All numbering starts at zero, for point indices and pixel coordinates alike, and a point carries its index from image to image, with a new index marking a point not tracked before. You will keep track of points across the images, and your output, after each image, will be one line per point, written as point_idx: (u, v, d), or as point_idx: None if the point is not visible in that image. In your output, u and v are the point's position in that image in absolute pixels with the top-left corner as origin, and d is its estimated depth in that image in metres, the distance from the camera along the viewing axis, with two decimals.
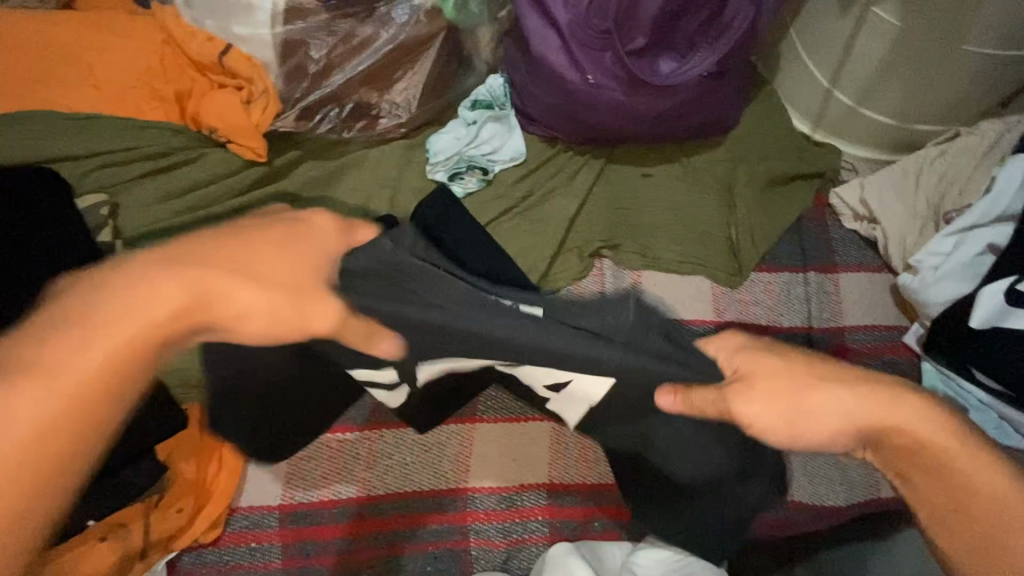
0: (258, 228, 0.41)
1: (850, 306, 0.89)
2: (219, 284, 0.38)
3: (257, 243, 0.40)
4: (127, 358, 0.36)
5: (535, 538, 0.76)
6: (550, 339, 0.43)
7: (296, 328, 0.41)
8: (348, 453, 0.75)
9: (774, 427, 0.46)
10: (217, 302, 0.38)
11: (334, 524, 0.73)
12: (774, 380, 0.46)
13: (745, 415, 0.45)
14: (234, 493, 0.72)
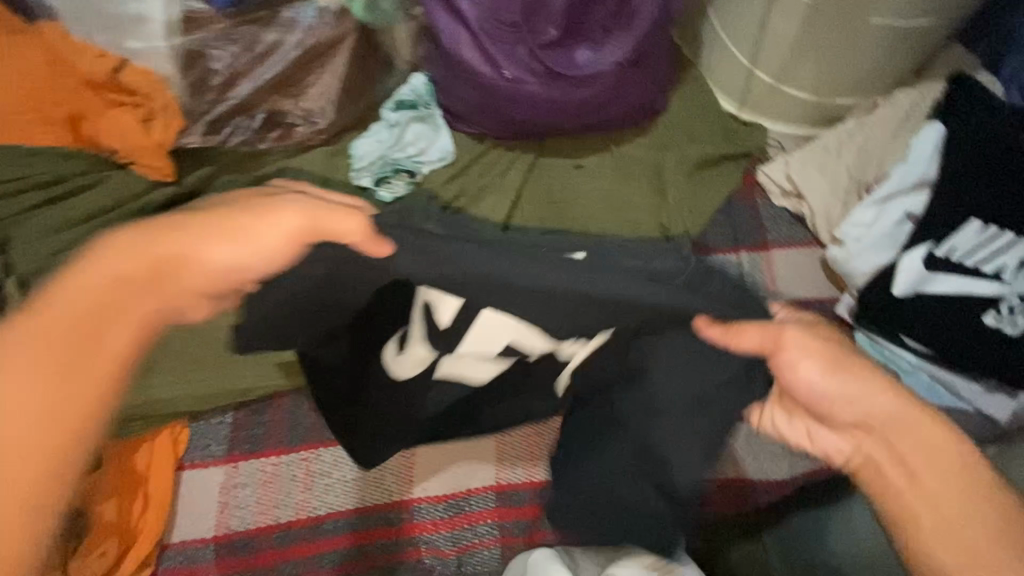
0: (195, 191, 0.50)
1: (783, 282, 0.90)
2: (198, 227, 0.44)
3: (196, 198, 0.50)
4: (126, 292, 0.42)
5: (486, 542, 0.76)
6: (575, 274, 0.46)
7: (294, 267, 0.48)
8: (284, 476, 0.73)
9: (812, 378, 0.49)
10: (202, 250, 0.44)
11: (276, 549, 0.71)
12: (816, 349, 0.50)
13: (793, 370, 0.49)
14: (165, 529, 0.69)
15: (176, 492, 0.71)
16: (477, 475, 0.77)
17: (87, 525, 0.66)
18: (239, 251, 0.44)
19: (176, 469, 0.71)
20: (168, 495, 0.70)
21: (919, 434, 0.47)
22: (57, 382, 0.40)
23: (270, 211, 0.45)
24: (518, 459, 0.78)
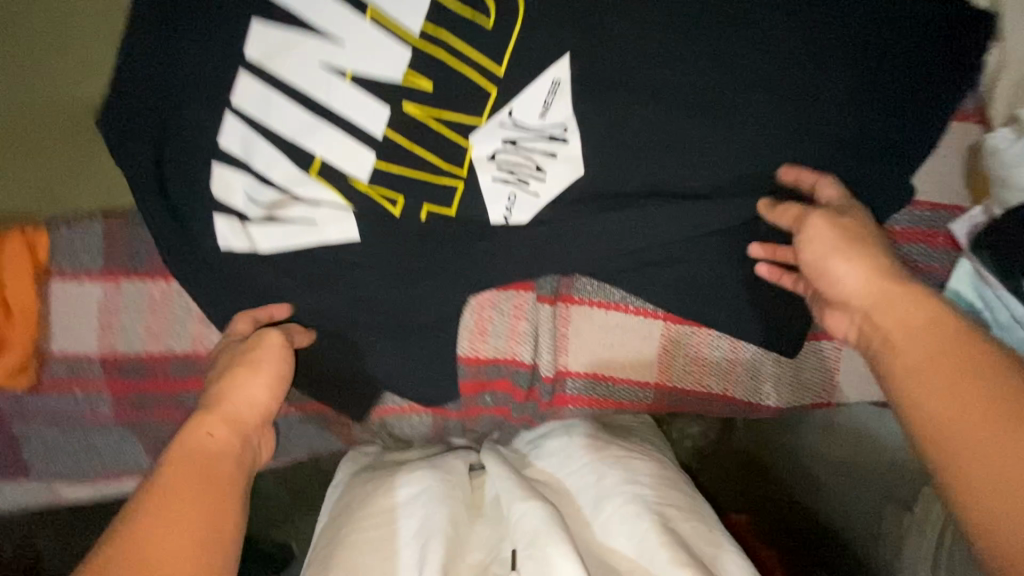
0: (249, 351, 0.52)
1: (924, 170, 0.62)
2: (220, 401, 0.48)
3: (246, 369, 0.51)
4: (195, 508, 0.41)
5: (419, 410, 0.67)
6: (560, 114, 0.57)
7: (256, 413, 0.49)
8: (175, 305, 0.58)
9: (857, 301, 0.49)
10: (227, 400, 0.48)
11: (171, 378, 0.60)
12: (833, 236, 0.51)
13: (838, 275, 0.50)
14: (44, 335, 0.57)
15: (45, 305, 0.56)
16: (419, 346, 0.61)
17: None
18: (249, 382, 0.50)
19: (43, 279, 0.56)
20: (37, 306, 0.56)
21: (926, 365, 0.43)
22: (205, 518, 0.41)
23: (236, 381, 0.50)
24: (462, 329, 0.65)
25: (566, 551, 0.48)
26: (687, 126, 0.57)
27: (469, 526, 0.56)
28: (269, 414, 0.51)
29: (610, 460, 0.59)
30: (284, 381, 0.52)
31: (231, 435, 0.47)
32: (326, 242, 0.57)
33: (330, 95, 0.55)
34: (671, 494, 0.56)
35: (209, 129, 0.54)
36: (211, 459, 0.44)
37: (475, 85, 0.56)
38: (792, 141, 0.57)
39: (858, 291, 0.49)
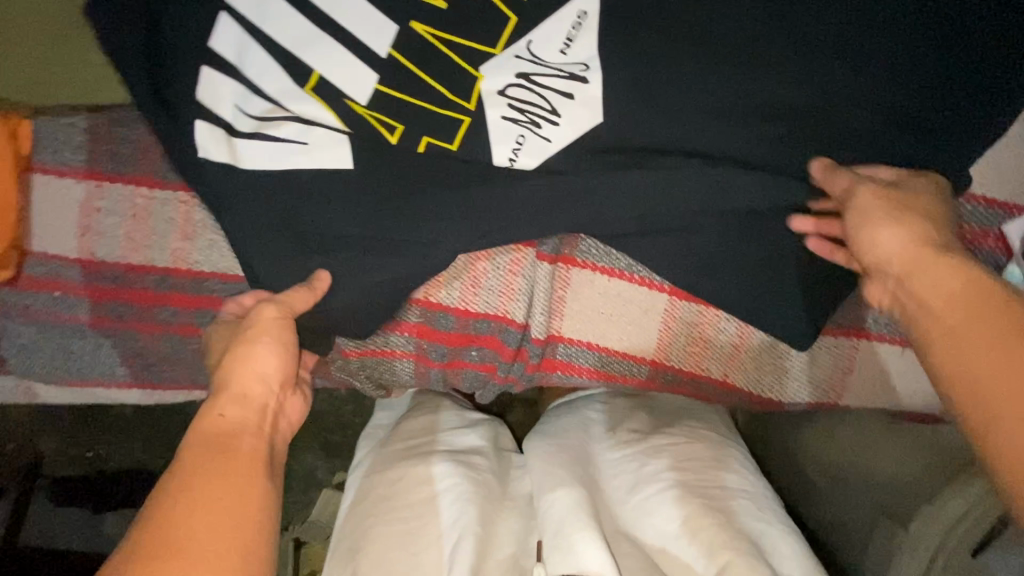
0: (253, 323, 0.51)
1: (986, 161, 0.55)
2: (233, 371, 0.48)
3: (253, 342, 0.50)
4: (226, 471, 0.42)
5: (400, 355, 0.64)
6: (581, 50, 0.51)
7: (268, 379, 0.50)
8: (158, 215, 0.56)
9: (892, 265, 0.45)
10: (236, 372, 0.49)
11: (151, 292, 0.58)
12: (884, 201, 0.48)
13: (874, 239, 0.46)
14: (25, 232, 0.56)
15: (27, 199, 0.55)
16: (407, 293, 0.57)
17: None
18: (259, 355, 0.50)
19: (23, 171, 0.54)
20: (17, 201, 0.54)
21: (971, 336, 0.37)
22: (233, 498, 0.41)
23: (245, 354, 0.49)
24: (454, 278, 0.61)
25: (590, 534, 0.49)
26: (725, 81, 0.51)
27: (499, 517, 0.56)
28: (283, 383, 0.51)
29: (650, 447, 0.59)
30: (290, 349, 0.52)
31: (249, 411, 0.47)
32: (318, 165, 0.53)
33: (333, 5, 0.50)
34: (716, 475, 0.56)
35: (200, 29, 0.50)
36: (235, 430, 0.45)
37: (493, 9, 0.51)
38: (837, 110, 0.52)
39: (897, 250, 0.45)
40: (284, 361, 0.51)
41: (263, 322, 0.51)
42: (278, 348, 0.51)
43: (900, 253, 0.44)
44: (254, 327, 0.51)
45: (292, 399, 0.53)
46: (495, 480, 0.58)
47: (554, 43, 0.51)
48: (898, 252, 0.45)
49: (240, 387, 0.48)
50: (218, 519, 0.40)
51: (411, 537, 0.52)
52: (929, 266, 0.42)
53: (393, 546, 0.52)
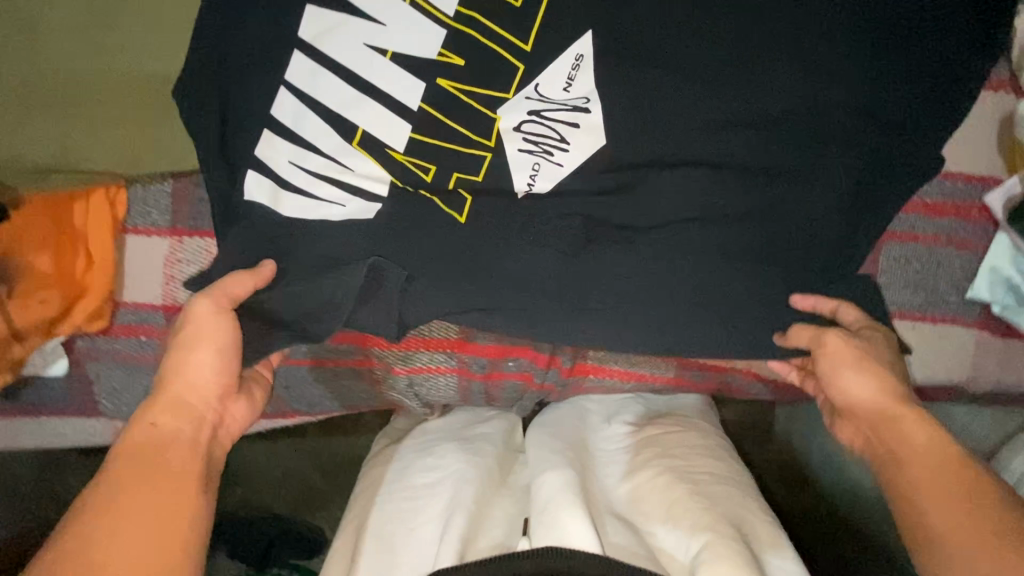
0: (197, 322, 0.53)
1: (953, 142, 0.62)
2: (171, 372, 0.51)
3: (199, 344, 0.52)
4: (158, 478, 0.45)
5: (442, 369, 0.70)
6: (582, 86, 0.60)
7: (207, 382, 0.52)
8: None
9: (860, 411, 0.52)
10: (178, 372, 0.51)
11: None
12: (850, 351, 0.54)
13: (843, 387, 0.53)
14: (118, 285, 0.64)
15: (121, 255, 0.64)
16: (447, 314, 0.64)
17: (20, 272, 0.60)
18: (202, 357, 0.52)
19: (119, 233, 0.64)
20: (114, 258, 0.63)
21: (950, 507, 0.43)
22: (161, 519, 0.44)
23: (185, 355, 0.52)
24: None
25: (579, 514, 0.51)
26: (708, 103, 0.59)
27: (491, 500, 0.59)
28: (225, 385, 0.53)
29: (645, 438, 0.65)
30: (228, 350, 0.54)
31: (182, 426, 0.49)
32: (351, 216, 0.61)
33: (372, 73, 0.60)
34: (702, 462, 0.61)
35: (264, 101, 0.60)
36: (170, 435, 0.49)
37: (505, 61, 0.60)
38: (811, 114, 0.59)
39: (867, 394, 0.52)
40: (228, 365, 0.54)
41: (203, 321, 0.53)
42: (218, 351, 0.53)
43: (873, 403, 0.51)
44: (198, 329, 0.53)
45: (235, 406, 0.55)
46: (496, 469, 0.62)
47: (558, 82, 0.60)
48: (864, 399, 0.52)
49: (175, 391, 0.51)
50: (122, 552, 0.41)
51: (414, 514, 0.57)
52: (902, 427, 0.49)
53: (394, 524, 0.57)
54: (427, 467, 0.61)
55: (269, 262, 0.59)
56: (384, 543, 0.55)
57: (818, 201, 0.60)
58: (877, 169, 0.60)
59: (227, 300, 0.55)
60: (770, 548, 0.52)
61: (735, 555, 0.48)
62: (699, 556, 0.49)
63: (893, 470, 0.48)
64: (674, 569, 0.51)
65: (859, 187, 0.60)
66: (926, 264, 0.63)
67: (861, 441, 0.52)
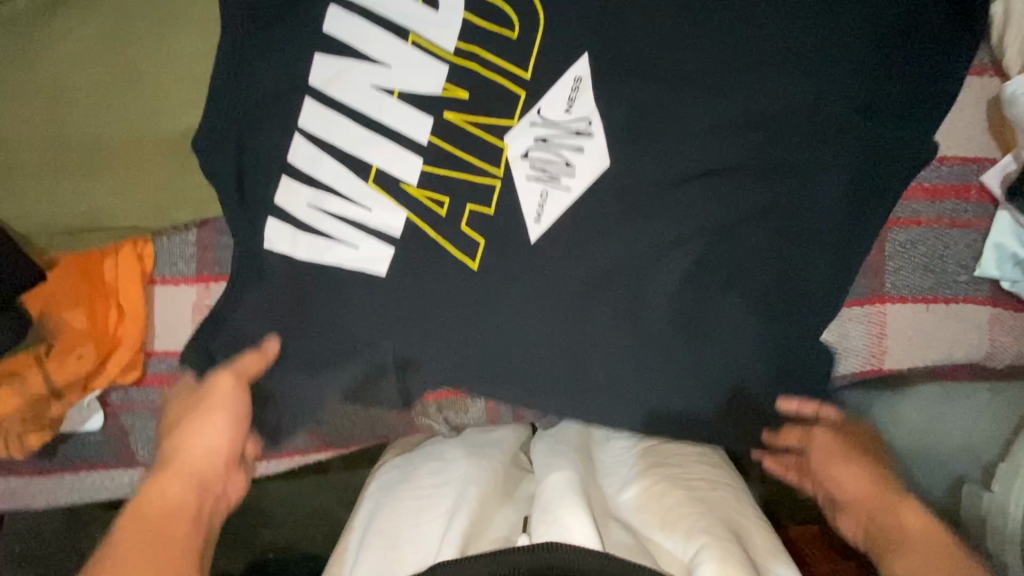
0: (212, 395, 0.57)
1: (945, 128, 0.64)
2: (180, 439, 0.54)
3: (210, 413, 0.56)
4: (154, 542, 0.46)
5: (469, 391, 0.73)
6: (583, 107, 0.62)
7: (211, 453, 0.54)
8: None
9: (855, 498, 0.55)
10: (186, 440, 0.54)
11: None
12: (835, 447, 0.60)
13: (834, 478, 0.57)
14: (147, 336, 0.66)
15: (149, 306, 0.66)
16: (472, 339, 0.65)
17: (55, 332, 0.62)
18: (213, 424, 0.55)
19: (146, 284, 0.66)
20: (144, 310, 0.65)
21: None
22: None
23: (198, 423, 0.55)
24: None
25: (577, 510, 0.52)
26: (704, 114, 0.62)
27: (497, 507, 0.58)
28: (231, 455, 0.56)
29: (647, 450, 0.67)
30: (240, 420, 0.57)
31: (185, 493, 0.51)
32: (362, 269, 0.63)
33: (381, 113, 0.62)
34: (699, 469, 0.63)
35: (281, 148, 0.62)
36: (167, 505, 0.49)
37: (507, 90, 0.62)
38: (806, 116, 0.61)
39: (859, 482, 0.55)
40: (236, 436, 0.56)
41: (218, 393, 0.57)
42: (229, 422, 0.56)
43: (863, 488, 0.55)
44: (213, 401, 0.57)
45: (236, 479, 0.57)
46: (500, 483, 0.62)
47: (558, 105, 0.62)
48: (857, 489, 0.55)
49: (178, 458, 0.53)
50: None
51: (422, 513, 0.60)
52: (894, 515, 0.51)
53: (405, 530, 0.58)
54: (436, 487, 0.63)
55: (273, 339, 0.64)
56: (391, 543, 0.57)
57: (816, 199, 0.63)
58: (871, 163, 0.62)
59: (241, 375, 0.59)
60: (773, 562, 0.52)
61: (731, 553, 0.48)
62: (696, 553, 0.49)
63: (892, 558, 0.48)
64: (674, 569, 0.50)
65: (854, 182, 0.62)
66: (930, 247, 0.65)
67: (862, 535, 0.54)
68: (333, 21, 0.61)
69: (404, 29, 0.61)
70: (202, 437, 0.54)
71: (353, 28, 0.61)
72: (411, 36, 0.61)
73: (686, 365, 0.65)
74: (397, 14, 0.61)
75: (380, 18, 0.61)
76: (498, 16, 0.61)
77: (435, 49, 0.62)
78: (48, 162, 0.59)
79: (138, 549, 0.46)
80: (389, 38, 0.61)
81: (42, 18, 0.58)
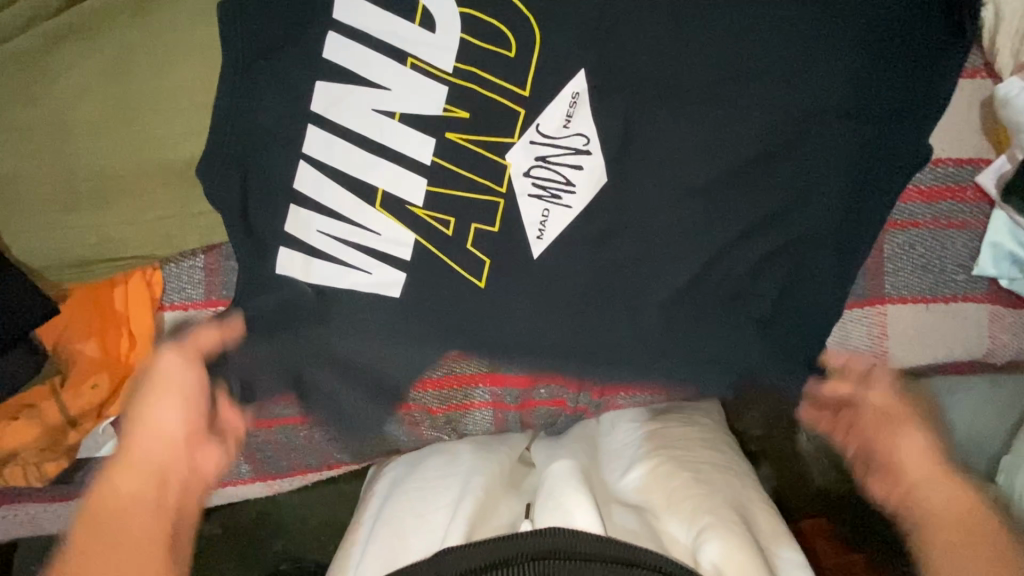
0: (158, 376, 0.57)
1: (940, 130, 0.65)
2: (134, 429, 0.53)
3: (161, 394, 0.55)
4: (122, 524, 0.46)
5: (479, 405, 0.73)
6: (582, 123, 0.63)
7: (172, 433, 0.54)
8: None
9: (895, 454, 0.54)
10: (139, 427, 0.53)
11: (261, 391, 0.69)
12: (893, 411, 0.59)
13: (889, 435, 0.56)
14: None
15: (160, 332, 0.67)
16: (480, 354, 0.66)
17: (71, 360, 0.64)
18: (166, 404, 0.55)
19: (156, 310, 0.67)
20: (155, 336, 0.66)
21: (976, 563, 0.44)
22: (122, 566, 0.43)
23: (149, 406, 0.54)
24: None
25: (581, 499, 0.55)
26: (701, 123, 0.62)
27: (502, 496, 0.61)
28: (193, 429, 0.56)
29: (648, 433, 0.70)
30: (194, 397, 0.57)
31: (145, 474, 0.50)
32: (368, 290, 0.65)
33: (383, 135, 0.63)
34: (703, 452, 0.67)
35: (286, 175, 0.63)
36: (133, 487, 0.49)
37: (506, 108, 0.63)
38: (802, 124, 0.62)
39: (917, 447, 0.54)
40: (195, 408, 0.57)
41: (167, 373, 0.57)
42: (188, 405, 0.56)
43: (913, 451, 0.54)
44: (162, 379, 0.57)
45: (206, 454, 0.57)
46: (508, 474, 0.65)
47: (557, 122, 0.63)
48: (900, 447, 0.54)
49: (133, 444, 0.52)
50: None
51: (423, 504, 0.61)
52: (938, 483, 0.51)
53: (408, 515, 0.60)
54: (441, 474, 0.65)
55: (235, 313, 0.64)
56: (394, 530, 0.59)
57: (814, 205, 0.63)
58: (867, 167, 0.63)
59: (188, 351, 0.60)
60: (776, 541, 0.58)
61: (734, 537, 0.53)
62: (700, 534, 0.54)
63: (923, 524, 0.49)
64: (677, 549, 0.56)
65: (851, 186, 0.63)
66: (929, 247, 0.66)
67: (887, 493, 0.54)
68: (332, 47, 0.61)
69: (402, 53, 0.62)
70: (153, 418, 0.53)
71: (354, 52, 0.62)
72: (411, 59, 0.62)
73: (691, 372, 0.66)
74: (396, 38, 0.62)
75: (379, 43, 0.62)
76: (495, 37, 0.62)
77: (434, 70, 0.62)
78: (57, 198, 0.60)
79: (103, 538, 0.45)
80: (389, 62, 0.62)
81: (45, 56, 0.59)
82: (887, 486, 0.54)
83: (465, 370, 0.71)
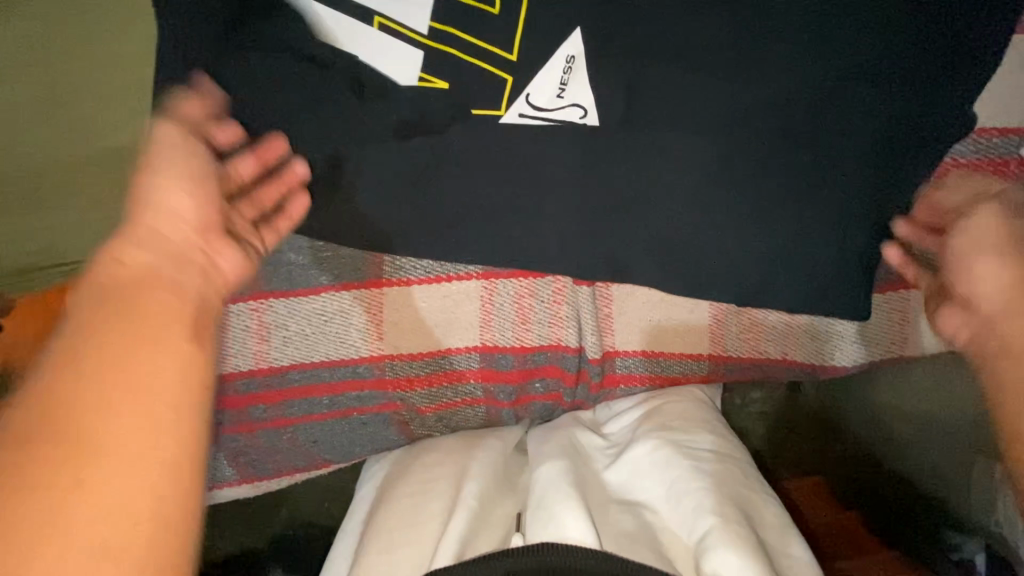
0: (168, 152, 0.48)
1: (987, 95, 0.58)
2: (148, 206, 0.45)
3: (172, 172, 0.47)
4: (161, 322, 0.40)
5: (469, 401, 0.68)
6: (580, 93, 0.55)
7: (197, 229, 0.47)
8: (234, 325, 0.63)
9: (985, 293, 0.50)
10: (155, 214, 0.45)
11: (240, 395, 0.65)
12: (985, 235, 0.52)
13: (978, 273, 0.51)
14: None
15: None
16: None
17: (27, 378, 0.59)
18: (183, 189, 0.47)
19: None
20: None
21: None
22: (147, 364, 0.38)
23: (159, 188, 0.46)
24: (508, 321, 0.65)
25: (574, 508, 0.52)
26: (718, 90, 0.54)
27: (498, 497, 0.58)
28: (212, 221, 0.48)
29: (648, 410, 0.66)
30: (204, 178, 0.49)
31: (161, 262, 0.43)
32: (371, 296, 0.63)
33: (349, 110, 0.55)
34: (702, 433, 0.62)
35: None
36: (157, 272, 0.43)
37: (491, 77, 0.55)
38: (833, 88, 0.54)
39: (1007, 281, 0.49)
40: (207, 193, 0.48)
41: (179, 145, 0.49)
42: (209, 199, 0.48)
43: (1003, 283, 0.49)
44: (171, 159, 0.48)
45: (226, 252, 0.49)
46: (501, 469, 0.62)
47: (552, 90, 0.55)
48: (989, 286, 0.50)
49: (147, 231, 0.44)
50: (117, 394, 0.36)
51: (412, 507, 0.58)
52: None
53: (395, 518, 0.57)
54: (429, 469, 0.62)
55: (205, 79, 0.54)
56: (385, 534, 0.56)
57: (841, 179, 0.56)
58: (904, 134, 0.55)
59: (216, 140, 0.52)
60: (778, 538, 0.56)
61: (740, 544, 0.50)
62: (703, 541, 0.52)
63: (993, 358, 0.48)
64: (677, 553, 0.54)
65: (885, 156, 0.56)
66: None
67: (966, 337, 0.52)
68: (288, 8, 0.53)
69: (368, 12, 0.53)
70: (168, 202, 0.46)
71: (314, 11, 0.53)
72: (379, 18, 0.54)
73: None
74: None
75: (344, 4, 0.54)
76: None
77: (405, 31, 0.54)
78: None
79: (124, 328, 0.38)
80: (355, 26, 0.54)
81: None
82: (965, 322, 0.52)
83: (458, 364, 0.66)
